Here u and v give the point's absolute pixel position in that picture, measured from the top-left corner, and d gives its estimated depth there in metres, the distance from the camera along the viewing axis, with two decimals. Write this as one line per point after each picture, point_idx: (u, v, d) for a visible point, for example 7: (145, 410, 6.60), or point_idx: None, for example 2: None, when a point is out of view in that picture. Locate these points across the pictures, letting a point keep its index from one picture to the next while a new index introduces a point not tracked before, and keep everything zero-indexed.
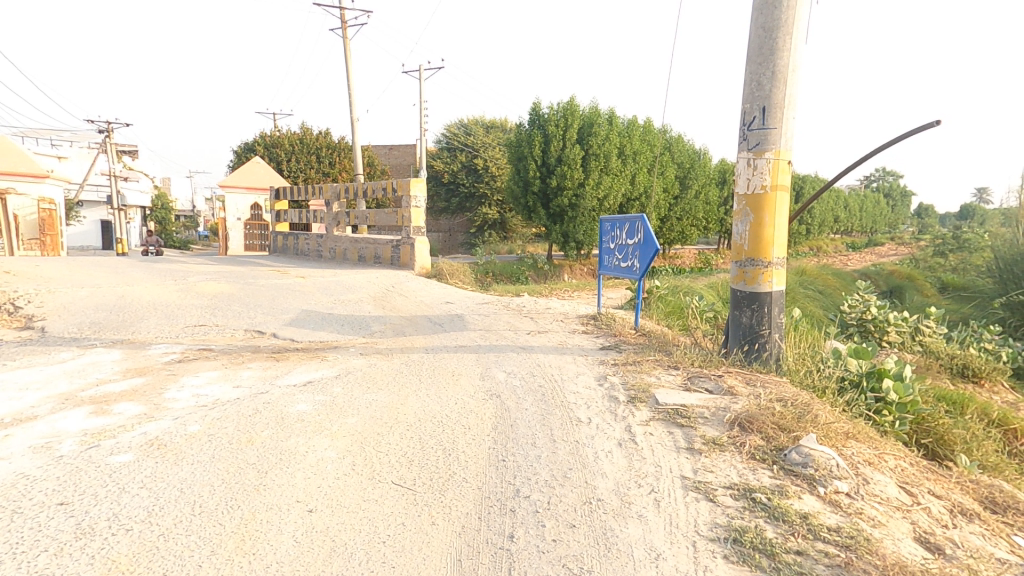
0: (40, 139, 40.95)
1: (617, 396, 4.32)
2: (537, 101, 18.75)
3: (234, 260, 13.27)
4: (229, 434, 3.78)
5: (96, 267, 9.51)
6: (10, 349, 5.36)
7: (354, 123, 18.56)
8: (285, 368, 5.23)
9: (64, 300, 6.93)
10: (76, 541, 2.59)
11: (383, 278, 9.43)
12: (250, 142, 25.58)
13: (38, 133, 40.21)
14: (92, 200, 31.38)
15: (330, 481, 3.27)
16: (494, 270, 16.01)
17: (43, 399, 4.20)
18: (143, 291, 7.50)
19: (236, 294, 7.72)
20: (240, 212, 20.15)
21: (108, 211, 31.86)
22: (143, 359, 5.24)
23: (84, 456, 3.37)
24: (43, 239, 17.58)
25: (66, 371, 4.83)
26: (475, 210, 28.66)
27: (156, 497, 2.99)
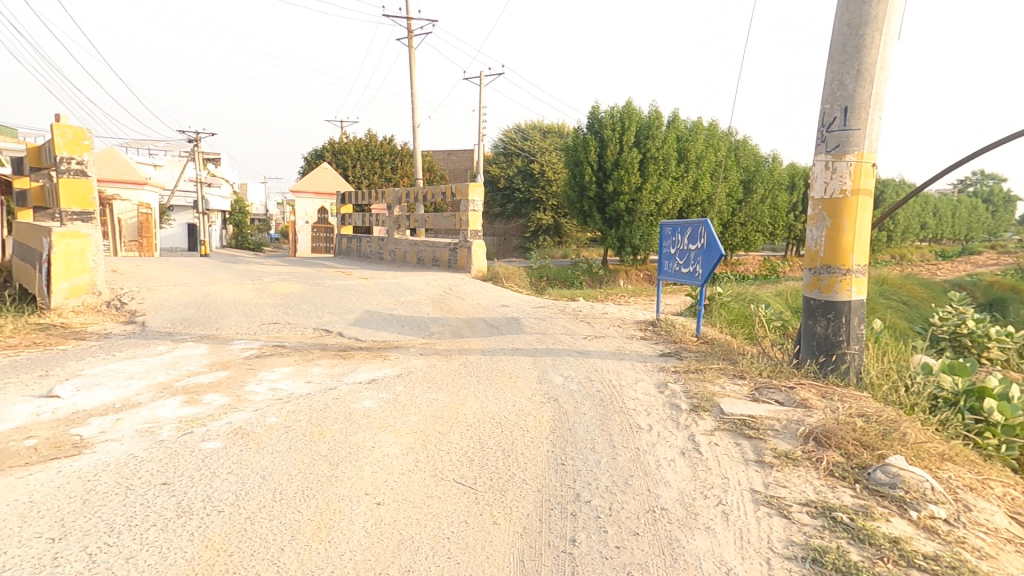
0: (137, 150, 44.79)
1: (678, 404, 4.23)
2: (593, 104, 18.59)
3: (302, 261, 13.90)
4: (303, 427, 4.01)
5: (184, 267, 10.26)
6: (114, 341, 5.88)
7: (415, 130, 19.02)
8: (351, 367, 5.45)
9: (159, 298, 7.46)
10: (178, 518, 2.82)
11: (441, 280, 9.63)
12: (319, 149, 26.84)
13: (136, 143, 44.13)
14: (180, 205, 34.00)
15: (396, 475, 3.40)
16: (548, 275, 16.09)
17: (145, 387, 4.60)
18: (224, 290, 8.01)
19: (306, 295, 8.10)
20: (308, 216, 21.15)
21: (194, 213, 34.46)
22: (226, 354, 5.61)
23: (181, 441, 3.66)
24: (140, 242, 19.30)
25: (162, 362, 5.26)
26: (531, 215, 28.81)
27: (243, 482, 3.20)
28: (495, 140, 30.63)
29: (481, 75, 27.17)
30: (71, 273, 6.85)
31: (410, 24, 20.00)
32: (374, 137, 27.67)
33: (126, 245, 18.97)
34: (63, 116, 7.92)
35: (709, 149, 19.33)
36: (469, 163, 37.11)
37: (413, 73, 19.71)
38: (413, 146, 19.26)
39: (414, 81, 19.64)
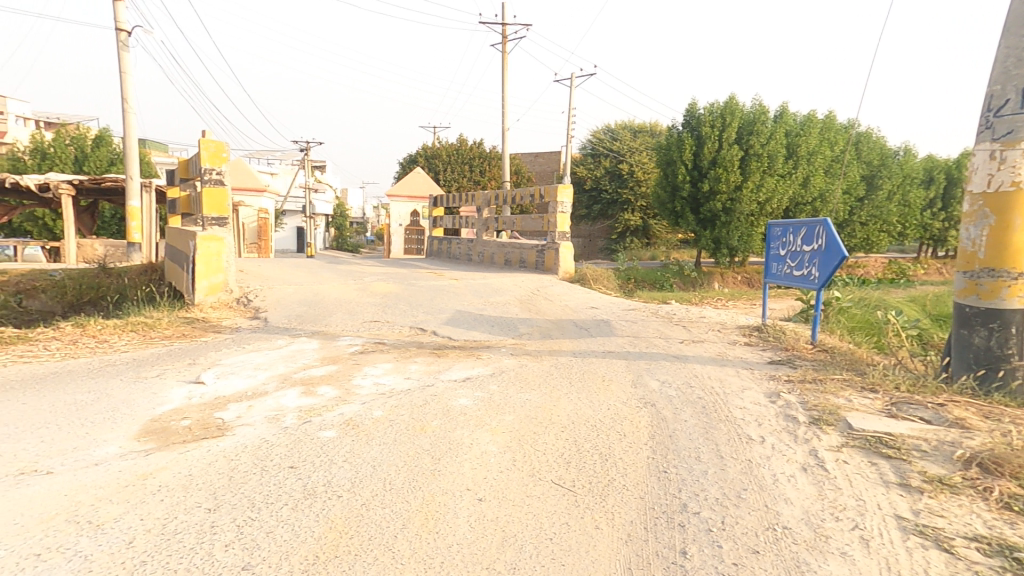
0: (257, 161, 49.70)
1: (795, 415, 3.85)
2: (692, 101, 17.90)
3: (396, 262, 14.57)
4: (405, 420, 4.13)
5: (296, 267, 11.10)
6: (243, 335, 6.49)
7: (504, 133, 19.32)
8: (445, 364, 5.55)
9: (278, 296, 8.08)
10: (304, 500, 3.10)
11: (528, 281, 9.62)
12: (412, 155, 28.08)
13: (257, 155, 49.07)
14: (291, 211, 37.25)
15: (495, 473, 3.37)
16: (636, 277, 15.77)
17: (270, 378, 5.12)
18: (332, 289, 8.54)
19: (402, 294, 8.43)
20: (401, 219, 22.25)
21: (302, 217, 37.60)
22: (335, 349, 6.01)
23: (303, 429, 4.01)
24: (259, 244, 21.13)
25: (282, 355, 5.79)
26: (617, 216, 28.24)
27: (357, 470, 3.39)
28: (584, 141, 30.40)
29: (572, 78, 27.35)
30: (210, 273, 7.45)
31: (505, 30, 20.43)
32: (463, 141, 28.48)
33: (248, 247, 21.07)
34: (207, 131, 8.78)
35: (824, 145, 17.98)
36: (556, 165, 37.17)
37: (505, 77, 20.07)
38: (500, 148, 19.56)
39: (506, 85, 19.98)
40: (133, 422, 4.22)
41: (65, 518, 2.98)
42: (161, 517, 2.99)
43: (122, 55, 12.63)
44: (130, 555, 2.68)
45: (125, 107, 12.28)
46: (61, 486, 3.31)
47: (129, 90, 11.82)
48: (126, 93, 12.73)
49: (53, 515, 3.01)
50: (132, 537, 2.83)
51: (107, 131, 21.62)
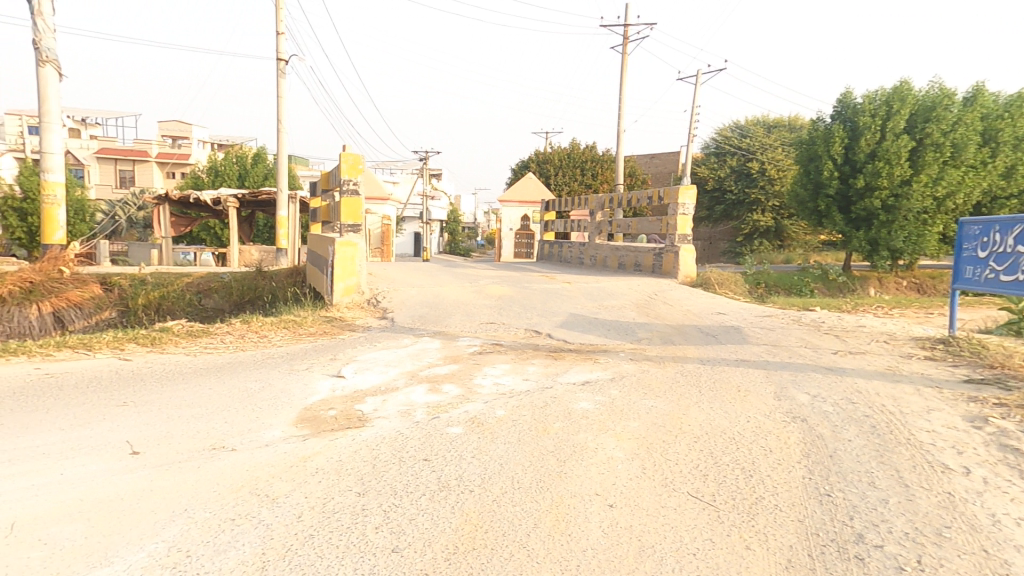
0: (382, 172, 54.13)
1: (1012, 446, 3.32)
2: (848, 89, 16.43)
3: (509, 265, 14.97)
4: (528, 421, 4.18)
5: (417, 270, 11.81)
6: (375, 333, 7.04)
7: (619, 135, 19.10)
8: (563, 367, 5.54)
9: (402, 297, 8.64)
10: (440, 491, 3.25)
11: (645, 285, 9.36)
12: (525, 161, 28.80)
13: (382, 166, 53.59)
14: (410, 217, 39.99)
15: (624, 479, 3.28)
16: (768, 281, 14.69)
17: (399, 375, 5.44)
18: (450, 291, 8.96)
19: (517, 297, 8.65)
20: (512, 223, 22.74)
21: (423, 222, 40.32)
22: (455, 349, 6.27)
23: (432, 424, 4.21)
24: (383, 249, 22.97)
25: (408, 354, 6.15)
26: (744, 216, 26.71)
27: (485, 466, 3.51)
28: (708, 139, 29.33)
29: (699, 74, 26.65)
30: (346, 275, 8.12)
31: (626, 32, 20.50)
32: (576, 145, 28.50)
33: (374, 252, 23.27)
34: (346, 145, 9.61)
35: None
36: (672, 165, 36.02)
37: (622, 79, 19.90)
38: (616, 151, 19.38)
39: (623, 87, 19.80)
40: (289, 409, 4.70)
41: (248, 490, 3.39)
42: (322, 496, 3.29)
43: (279, 85, 14.62)
44: (300, 528, 2.98)
45: (279, 128, 13.97)
46: (242, 462, 3.76)
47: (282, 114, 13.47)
48: (280, 116, 14.59)
49: (239, 486, 3.44)
50: (300, 512, 3.14)
51: (263, 150, 25.09)
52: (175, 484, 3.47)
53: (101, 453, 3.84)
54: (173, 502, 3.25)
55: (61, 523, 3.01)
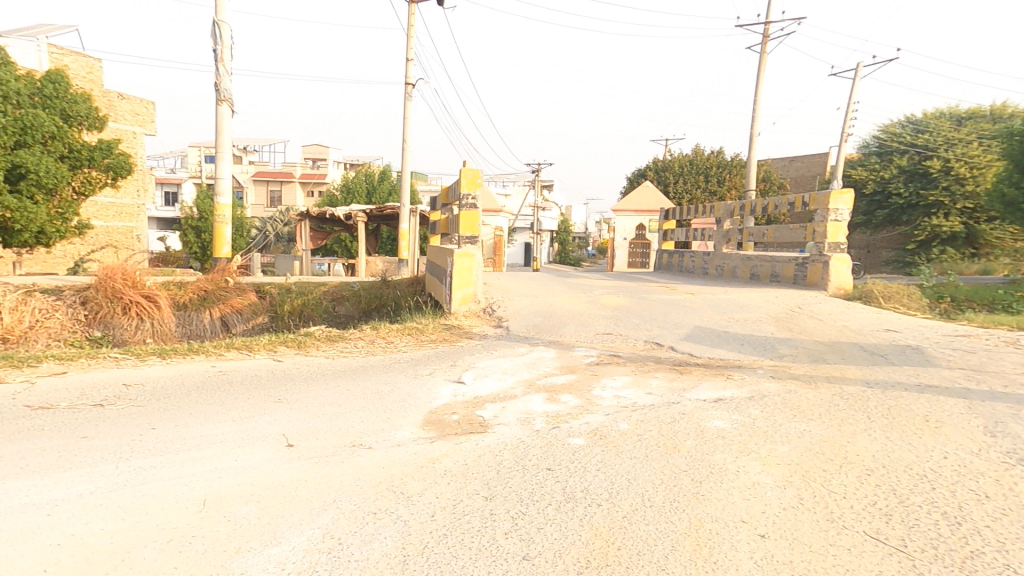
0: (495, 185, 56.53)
1: None
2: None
3: (626, 275, 14.72)
4: (655, 437, 3.98)
5: (529, 280, 11.99)
6: (491, 341, 7.19)
7: (752, 139, 18.17)
8: (690, 382, 5.24)
9: (516, 306, 8.79)
10: (566, 502, 3.19)
11: (785, 297, 8.67)
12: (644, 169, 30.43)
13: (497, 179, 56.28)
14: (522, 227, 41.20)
15: (776, 508, 2.99)
16: (957, 294, 11.95)
17: (516, 383, 5.47)
18: (564, 301, 8.97)
19: (634, 308, 8.44)
20: (627, 232, 24.19)
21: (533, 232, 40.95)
22: (571, 359, 6.21)
23: (553, 433, 4.17)
24: (495, 260, 24.00)
25: (524, 362, 6.18)
26: (920, 221, 23.73)
27: (612, 480, 3.39)
28: (871, 136, 27.40)
29: (861, 70, 25.22)
30: (463, 285, 8.43)
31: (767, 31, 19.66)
32: (700, 153, 29.32)
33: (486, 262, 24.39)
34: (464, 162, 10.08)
35: None
36: (819, 167, 33.50)
37: (760, 79, 19.09)
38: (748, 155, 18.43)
39: (761, 87, 18.99)
40: (416, 412, 4.90)
41: (386, 487, 3.56)
42: (451, 497, 3.37)
43: (406, 109, 15.87)
44: (434, 526, 3.06)
45: (404, 147, 15.08)
46: (379, 460, 3.96)
47: (407, 135, 14.56)
48: (404, 136, 15.78)
49: (378, 482, 3.62)
50: (433, 511, 3.23)
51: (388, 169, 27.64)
52: (325, 476, 3.73)
53: (263, 444, 4.27)
54: (323, 493, 3.50)
55: (239, 503, 3.37)
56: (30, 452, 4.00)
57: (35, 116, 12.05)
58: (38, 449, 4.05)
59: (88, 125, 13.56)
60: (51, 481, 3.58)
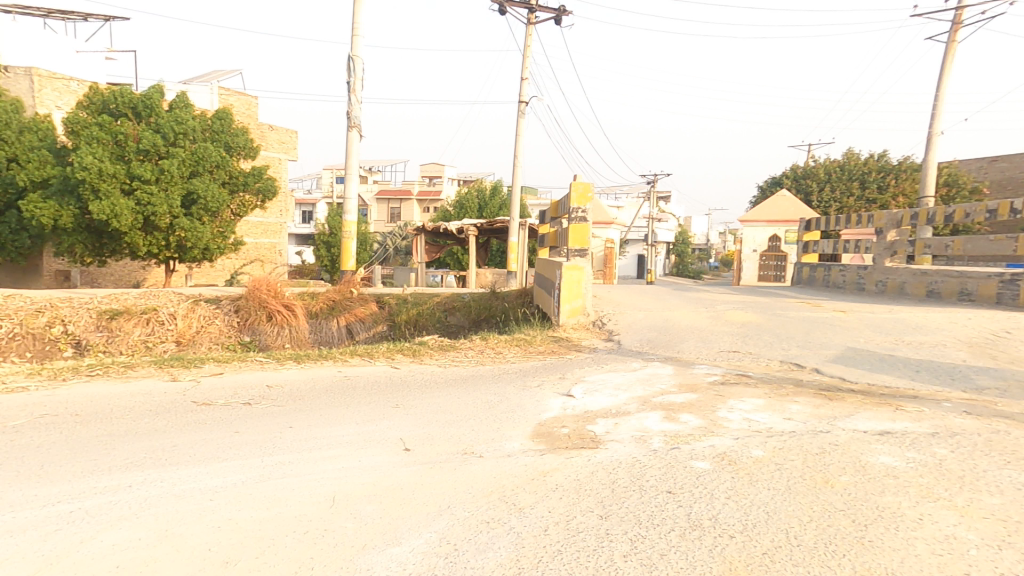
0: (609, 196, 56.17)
1: None
2: None
3: (758, 290, 13.62)
4: (799, 468, 3.45)
5: (642, 293, 11.50)
6: (602, 355, 6.89)
7: (932, 139, 15.70)
8: (841, 411, 4.54)
9: (628, 320, 8.43)
10: (692, 530, 2.84)
11: (975, 321, 7.36)
12: (778, 178, 30.72)
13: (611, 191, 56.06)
14: (636, 239, 40.49)
15: (988, 573, 2.37)
16: None
17: (629, 399, 5.12)
18: (682, 317, 8.48)
19: (767, 327, 7.66)
20: (755, 245, 24.77)
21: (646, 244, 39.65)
22: (691, 377, 5.72)
23: (672, 454, 3.80)
24: (605, 271, 23.73)
25: (638, 378, 5.80)
26: None
27: (747, 511, 2.97)
28: None
29: None
30: (572, 298, 8.23)
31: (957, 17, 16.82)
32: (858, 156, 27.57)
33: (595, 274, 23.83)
34: (576, 177, 10.00)
35: None
36: None
37: (944, 72, 16.55)
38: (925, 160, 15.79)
39: (945, 79, 16.43)
40: (525, 424, 4.76)
41: (497, 497, 3.45)
42: (564, 512, 3.17)
43: (518, 125, 16.34)
44: (548, 541, 2.88)
45: (516, 163, 15.42)
46: (490, 469, 3.87)
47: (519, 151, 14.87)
48: (516, 152, 16.10)
49: (490, 492, 3.52)
50: (546, 525, 3.06)
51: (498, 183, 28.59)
52: (439, 481, 3.73)
53: (383, 446, 4.41)
54: (437, 498, 3.48)
55: (363, 502, 3.46)
56: (194, 443, 4.50)
57: (206, 149, 14.21)
58: (200, 440, 4.54)
59: (245, 154, 15.61)
60: (210, 469, 3.97)
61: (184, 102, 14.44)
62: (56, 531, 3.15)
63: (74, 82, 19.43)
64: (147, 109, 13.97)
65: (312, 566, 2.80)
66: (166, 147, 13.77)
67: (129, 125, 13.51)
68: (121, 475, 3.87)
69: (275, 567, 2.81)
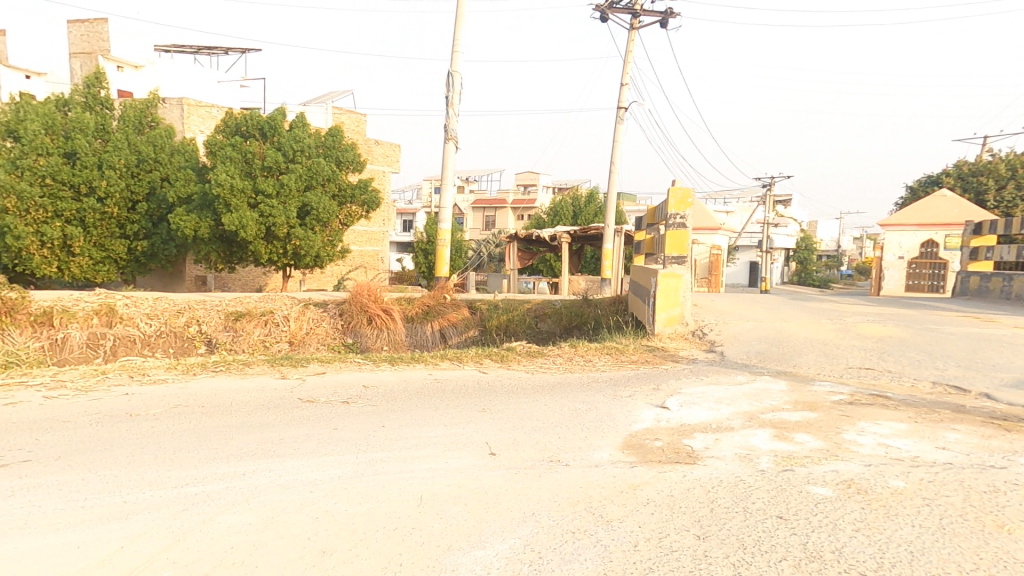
0: (717, 201, 53.15)
1: None
2: None
3: (900, 301, 11.90)
4: (957, 506, 2.81)
5: (750, 302, 10.52)
6: (702, 367, 6.27)
7: None
8: (1018, 443, 3.65)
9: (734, 330, 7.68)
10: (809, 563, 2.43)
11: None
12: (936, 176, 27.50)
13: (719, 195, 53.09)
14: (747, 245, 37.87)
15: None
16: None
17: (733, 414, 4.55)
18: (799, 328, 7.59)
19: (911, 343, 6.57)
20: (904, 251, 21.73)
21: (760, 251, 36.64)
22: (810, 395, 4.97)
23: (784, 476, 3.28)
24: (710, 278, 22.15)
25: (744, 392, 5.16)
26: None
27: (883, 549, 2.48)
28: None
29: None
30: (668, 306, 7.67)
31: None
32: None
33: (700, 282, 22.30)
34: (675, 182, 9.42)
35: None
36: None
37: None
38: None
39: None
40: (614, 434, 4.40)
41: (584, 507, 3.17)
42: (656, 528, 2.84)
43: (616, 130, 15.98)
44: (639, 558, 2.61)
45: (612, 169, 15.02)
46: (576, 478, 3.59)
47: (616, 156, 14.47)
48: (613, 158, 15.67)
49: (577, 501, 3.25)
50: (636, 540, 2.76)
51: (594, 190, 28.20)
52: (524, 487, 3.52)
53: (468, 449, 4.30)
54: (523, 504, 3.27)
55: (449, 503, 3.36)
56: (298, 437, 4.67)
57: (318, 164, 15.57)
58: (303, 435, 4.72)
59: (353, 168, 16.79)
60: (311, 462, 4.08)
61: (302, 122, 15.93)
62: (183, 510, 3.32)
63: (216, 109, 22.29)
64: (271, 129, 15.60)
65: (399, 563, 2.74)
66: (286, 163, 15.41)
67: (256, 144, 15.37)
68: (237, 464, 4.06)
69: (366, 561, 2.78)
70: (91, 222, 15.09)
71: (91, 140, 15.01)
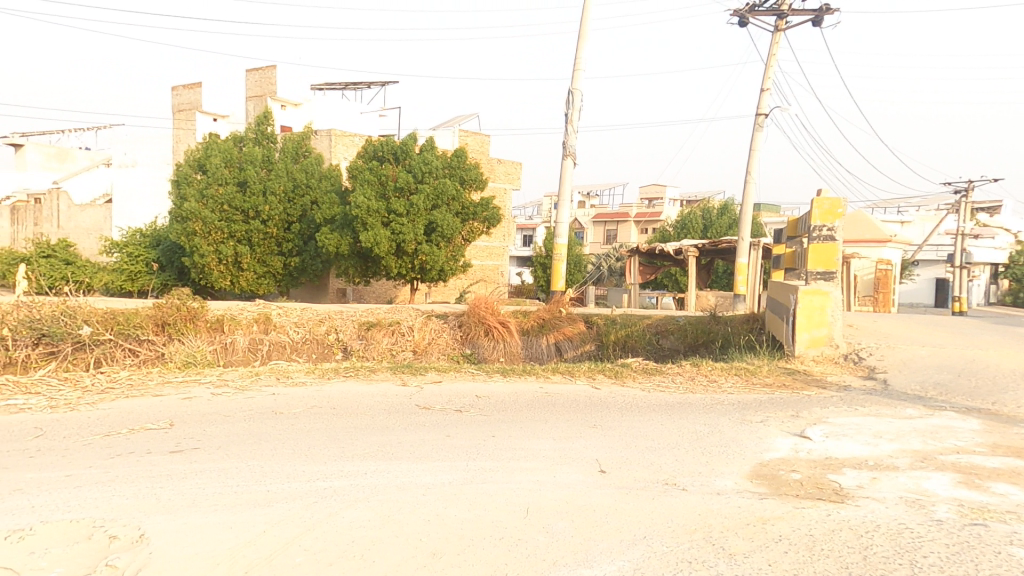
0: (888, 209, 46.21)
1: None
2: None
3: None
4: None
5: (926, 325, 8.71)
6: (857, 396, 5.23)
7: None
8: None
9: (903, 356, 6.37)
10: None
11: None
12: None
13: (890, 203, 46.20)
14: (930, 259, 32.22)
15: None
16: None
17: (899, 451, 3.67)
18: (1000, 358, 6.07)
19: None
20: None
21: (946, 267, 30.70)
22: (1017, 439, 3.84)
23: (974, 532, 2.55)
24: (876, 297, 19.09)
25: (916, 428, 4.16)
26: None
27: None
28: None
29: None
30: (812, 325, 6.61)
31: None
32: None
33: (861, 300, 19.33)
34: (824, 190, 8.28)
35: None
36: None
37: None
38: None
39: None
40: (742, 461, 3.79)
41: (703, 536, 2.73)
42: (792, 570, 2.39)
43: (754, 138, 14.66)
44: None
45: (748, 179, 13.71)
46: (694, 504, 3.12)
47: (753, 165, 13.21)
48: (748, 167, 14.34)
49: (694, 528, 2.82)
50: None
51: (728, 202, 26.19)
52: (636, 509, 3.13)
53: (577, 465, 4.01)
54: (633, 525, 2.91)
55: (555, 517, 3.10)
56: (414, 442, 4.78)
57: (444, 185, 16.61)
58: (418, 440, 4.82)
59: (476, 186, 17.56)
60: (425, 466, 4.10)
61: (430, 145, 17.09)
62: (315, 502, 3.48)
63: (357, 137, 24.95)
64: (403, 154, 16.93)
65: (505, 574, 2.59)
66: (415, 184, 16.64)
67: (390, 168, 16.81)
68: (360, 463, 4.22)
69: (473, 568, 2.67)
70: (257, 241, 17.88)
71: (259, 170, 17.82)
